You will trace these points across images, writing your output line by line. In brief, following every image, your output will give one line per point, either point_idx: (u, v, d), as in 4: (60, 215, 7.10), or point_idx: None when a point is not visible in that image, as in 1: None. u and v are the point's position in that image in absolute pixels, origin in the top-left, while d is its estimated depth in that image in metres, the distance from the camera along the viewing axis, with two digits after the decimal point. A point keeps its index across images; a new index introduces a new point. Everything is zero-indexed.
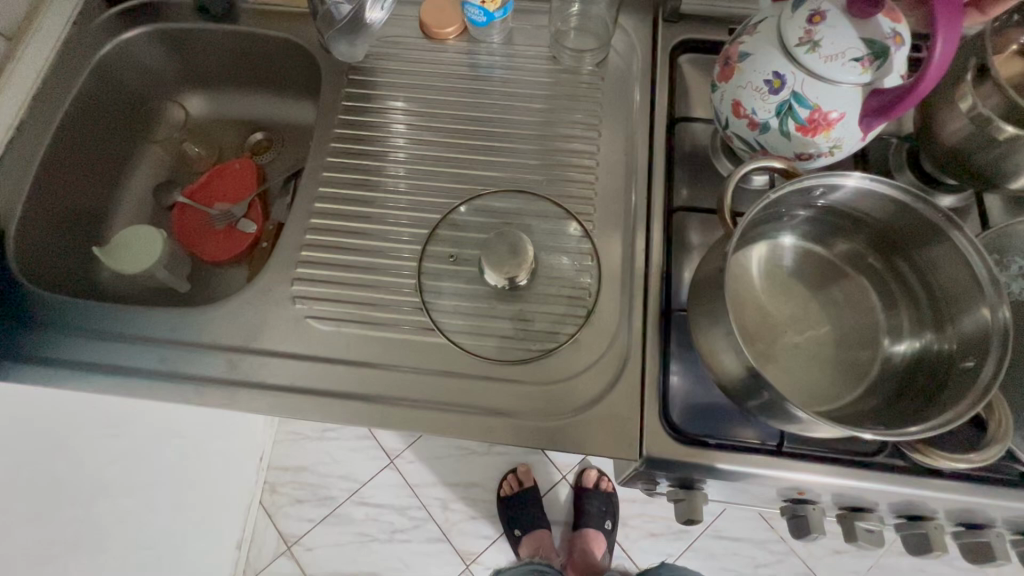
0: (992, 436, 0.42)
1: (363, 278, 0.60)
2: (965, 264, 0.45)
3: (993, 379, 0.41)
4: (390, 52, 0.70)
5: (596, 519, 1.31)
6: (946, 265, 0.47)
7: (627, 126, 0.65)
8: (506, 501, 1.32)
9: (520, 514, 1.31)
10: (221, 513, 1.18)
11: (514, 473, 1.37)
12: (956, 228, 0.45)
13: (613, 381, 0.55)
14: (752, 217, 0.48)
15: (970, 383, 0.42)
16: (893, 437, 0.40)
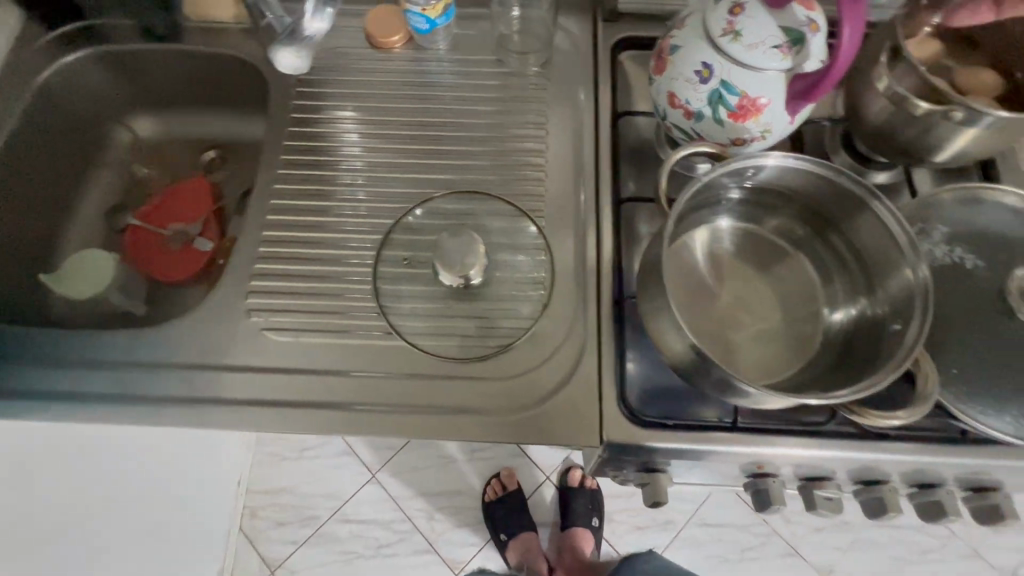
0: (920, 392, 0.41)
1: (319, 287, 0.60)
2: (887, 230, 0.48)
3: (919, 337, 0.43)
4: (338, 64, 0.71)
5: (583, 518, 1.30)
6: (870, 233, 0.49)
7: (574, 124, 0.67)
8: (492, 507, 1.32)
9: (506, 518, 1.31)
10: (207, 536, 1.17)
11: (498, 477, 1.37)
12: (876, 198, 0.48)
13: (572, 371, 0.56)
14: (687, 204, 0.50)
15: (899, 343, 0.44)
16: (831, 401, 0.42)
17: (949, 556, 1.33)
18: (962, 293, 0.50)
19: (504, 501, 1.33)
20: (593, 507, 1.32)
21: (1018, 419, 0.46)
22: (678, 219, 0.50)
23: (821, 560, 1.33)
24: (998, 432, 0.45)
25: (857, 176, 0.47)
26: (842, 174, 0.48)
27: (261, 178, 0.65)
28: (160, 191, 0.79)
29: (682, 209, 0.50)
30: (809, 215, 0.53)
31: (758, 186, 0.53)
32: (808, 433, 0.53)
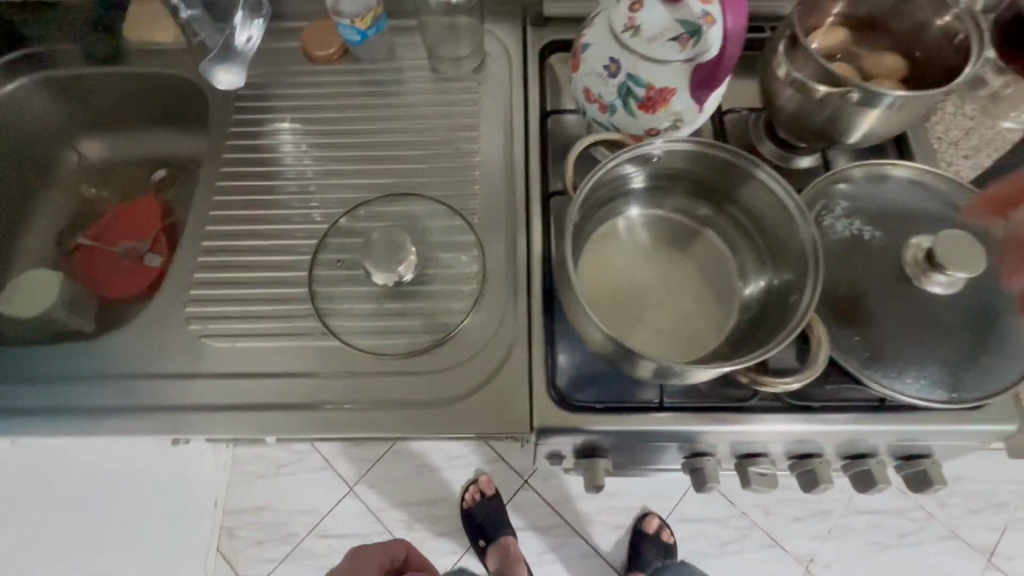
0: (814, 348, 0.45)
1: (257, 293, 0.61)
2: (776, 197, 0.50)
3: (811, 299, 0.45)
4: (278, 79, 0.73)
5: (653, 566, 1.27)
6: (763, 200, 0.51)
7: (506, 125, 0.69)
8: (470, 512, 1.33)
9: (485, 524, 1.31)
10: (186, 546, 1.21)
11: (476, 484, 1.36)
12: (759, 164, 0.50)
13: (502, 360, 0.57)
14: (593, 196, 0.51)
15: (795, 309, 0.46)
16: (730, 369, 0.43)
17: (928, 538, 1.33)
18: (866, 261, 0.53)
19: (483, 507, 1.32)
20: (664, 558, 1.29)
21: (919, 380, 0.48)
22: (585, 211, 0.52)
23: (801, 549, 1.33)
24: (902, 396, 0.48)
25: (737, 148, 0.48)
26: (736, 152, 0.50)
27: (202, 191, 0.67)
28: (109, 211, 0.80)
29: (588, 201, 0.51)
30: (712, 194, 0.55)
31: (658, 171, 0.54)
32: (733, 408, 0.55)
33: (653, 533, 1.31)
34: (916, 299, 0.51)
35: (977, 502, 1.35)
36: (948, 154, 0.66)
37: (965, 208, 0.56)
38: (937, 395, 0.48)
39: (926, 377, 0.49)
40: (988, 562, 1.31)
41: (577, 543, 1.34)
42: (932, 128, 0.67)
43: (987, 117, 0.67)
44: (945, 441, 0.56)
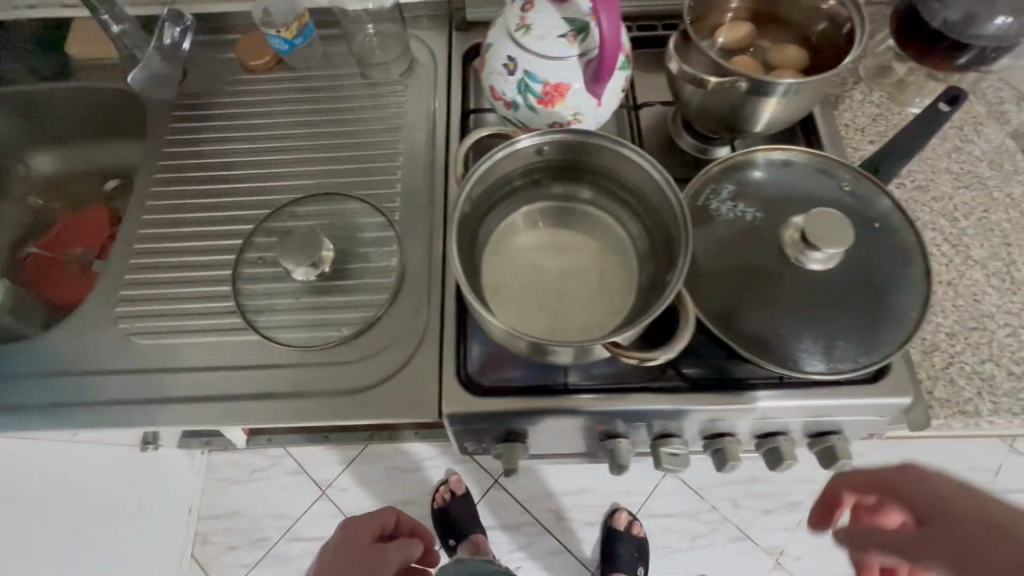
0: (683, 321, 0.47)
1: (186, 290, 0.64)
2: (650, 175, 0.53)
3: (682, 269, 0.47)
4: (216, 88, 0.76)
5: (629, 566, 1.25)
6: (640, 180, 0.54)
7: (429, 126, 0.72)
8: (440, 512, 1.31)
9: (458, 522, 1.30)
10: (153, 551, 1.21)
11: (447, 484, 1.35)
12: (629, 144, 0.53)
13: (415, 349, 0.60)
14: (482, 192, 0.54)
15: (669, 283, 0.48)
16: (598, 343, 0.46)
17: None
18: (751, 244, 0.57)
19: (458, 505, 1.31)
20: (638, 555, 1.28)
21: (799, 351, 0.52)
22: (475, 207, 0.54)
23: (770, 541, 1.32)
24: (784, 369, 0.51)
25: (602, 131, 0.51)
26: (611, 139, 0.52)
27: (136, 197, 0.70)
28: (61, 221, 0.83)
29: (477, 197, 0.54)
30: (599, 181, 0.58)
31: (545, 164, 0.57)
32: (636, 388, 0.57)
33: (624, 529, 1.30)
34: (795, 277, 0.55)
35: None
36: (854, 140, 0.68)
37: (845, 188, 0.59)
38: (817, 365, 0.51)
39: (806, 349, 0.52)
40: None
41: (547, 540, 1.34)
42: (839, 116, 0.69)
43: (892, 104, 0.69)
44: (846, 417, 0.58)
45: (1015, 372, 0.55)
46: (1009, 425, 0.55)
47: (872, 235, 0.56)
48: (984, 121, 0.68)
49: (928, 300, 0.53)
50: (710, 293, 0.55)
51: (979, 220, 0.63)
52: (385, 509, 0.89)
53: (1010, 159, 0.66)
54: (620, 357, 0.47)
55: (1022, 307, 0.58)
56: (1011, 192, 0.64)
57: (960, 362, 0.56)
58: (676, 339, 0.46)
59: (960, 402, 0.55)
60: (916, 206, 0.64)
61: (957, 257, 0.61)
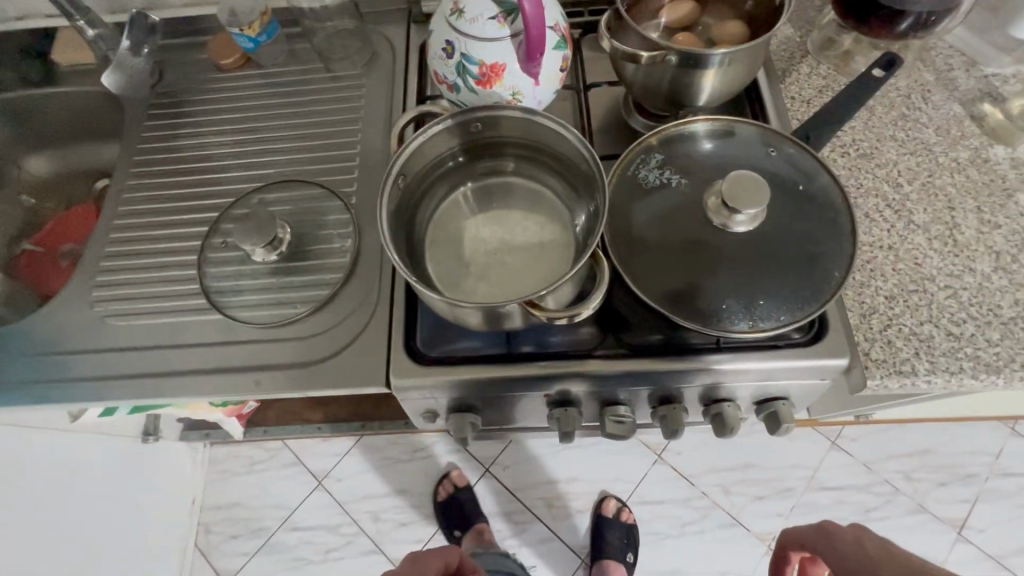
0: (602, 278, 0.50)
1: (158, 275, 0.68)
2: (571, 142, 0.55)
3: (600, 228, 0.49)
4: (189, 87, 0.81)
5: (617, 551, 1.25)
6: (564, 147, 0.57)
7: (387, 114, 0.75)
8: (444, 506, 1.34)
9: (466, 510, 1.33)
10: (153, 538, 1.23)
11: (449, 477, 1.38)
12: (541, 112, 0.55)
13: (367, 322, 0.63)
14: (416, 173, 0.58)
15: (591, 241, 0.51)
16: (520, 303, 0.48)
17: (896, 513, 1.29)
18: (680, 212, 0.58)
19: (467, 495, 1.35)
20: (628, 542, 1.27)
21: (722, 310, 0.53)
22: (410, 187, 0.58)
23: (764, 528, 1.30)
24: (706, 329, 0.53)
25: (513, 104, 0.54)
26: (534, 113, 0.55)
27: (115, 190, 0.74)
28: (54, 219, 0.89)
29: (410, 177, 0.57)
30: (531, 152, 0.60)
31: (476, 142, 0.60)
32: (577, 355, 0.58)
33: (612, 516, 1.30)
34: (720, 241, 0.56)
35: (944, 474, 1.31)
36: (799, 111, 0.68)
37: (775, 154, 0.60)
38: (739, 325, 0.53)
39: (730, 310, 0.53)
40: (960, 535, 1.26)
41: (537, 529, 1.34)
42: (785, 88, 0.70)
43: (839, 75, 0.70)
44: (789, 381, 0.59)
45: (954, 333, 0.56)
46: (948, 384, 0.55)
47: (798, 200, 0.57)
48: (932, 88, 0.68)
49: (853, 261, 0.54)
50: (637, 260, 0.57)
51: (924, 185, 0.63)
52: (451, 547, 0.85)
53: (957, 125, 0.66)
54: (536, 316, 0.50)
55: (962, 269, 0.58)
56: (958, 157, 0.64)
57: (898, 324, 0.56)
58: (594, 298, 0.49)
59: (897, 362, 0.55)
60: (861, 173, 0.64)
61: (899, 222, 0.61)
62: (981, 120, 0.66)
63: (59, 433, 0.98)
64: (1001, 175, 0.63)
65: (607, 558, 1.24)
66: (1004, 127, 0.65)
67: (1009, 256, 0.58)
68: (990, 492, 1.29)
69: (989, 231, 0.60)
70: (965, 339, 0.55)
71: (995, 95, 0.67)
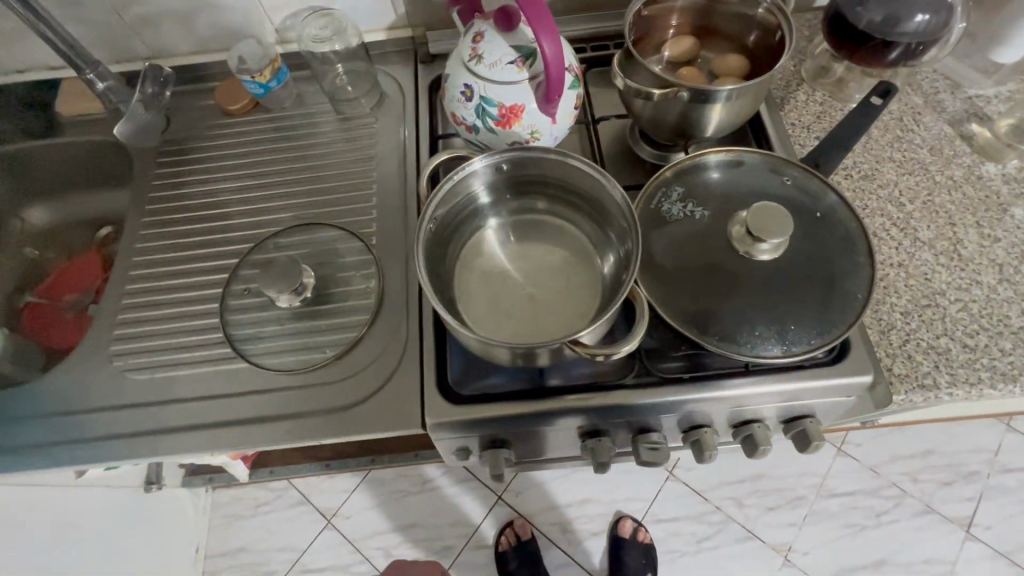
0: (638, 313, 0.50)
1: (175, 327, 0.67)
2: (599, 179, 0.57)
3: (636, 264, 0.51)
4: (198, 134, 0.81)
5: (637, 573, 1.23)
6: (591, 184, 0.58)
7: (400, 153, 0.76)
8: (503, 556, 1.28)
9: (521, 570, 1.25)
10: None
11: (511, 526, 1.33)
12: (572, 154, 0.56)
13: (397, 363, 0.63)
14: (445, 215, 0.58)
15: (626, 280, 0.52)
16: (560, 342, 0.49)
17: (904, 515, 1.30)
18: (704, 242, 0.60)
19: (516, 552, 1.28)
20: (645, 562, 1.25)
21: (755, 338, 0.54)
22: (440, 228, 0.58)
23: (777, 538, 1.30)
24: (740, 356, 0.54)
25: (545, 147, 0.55)
26: (561, 153, 0.56)
27: (128, 239, 0.74)
28: (56, 269, 0.87)
29: (440, 219, 0.57)
30: (554, 191, 0.61)
31: (503, 182, 0.61)
32: (608, 387, 0.59)
33: (629, 536, 1.29)
34: (745, 269, 0.57)
35: (946, 473, 1.34)
36: (801, 137, 0.71)
37: (787, 182, 0.62)
38: (772, 350, 0.54)
39: (762, 336, 0.54)
40: (968, 533, 1.28)
41: (553, 555, 1.32)
42: (785, 115, 0.73)
43: (835, 101, 0.73)
44: (815, 399, 0.60)
45: (969, 345, 0.58)
46: (968, 395, 0.57)
47: (816, 226, 0.59)
48: (922, 111, 0.72)
49: (872, 281, 0.56)
50: (668, 291, 0.58)
51: (925, 204, 0.66)
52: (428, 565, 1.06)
53: (949, 145, 0.69)
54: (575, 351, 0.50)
55: (970, 282, 0.61)
56: (953, 175, 0.67)
57: (916, 339, 0.59)
58: (634, 332, 0.49)
59: (918, 376, 0.57)
60: (864, 195, 0.67)
61: (906, 240, 0.64)
62: (971, 139, 0.70)
63: (61, 491, 0.96)
64: (995, 191, 0.66)
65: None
66: (993, 145, 0.69)
67: (1011, 267, 0.62)
68: (992, 489, 1.32)
69: (990, 245, 0.63)
70: (980, 350, 0.58)
71: (981, 115, 0.71)
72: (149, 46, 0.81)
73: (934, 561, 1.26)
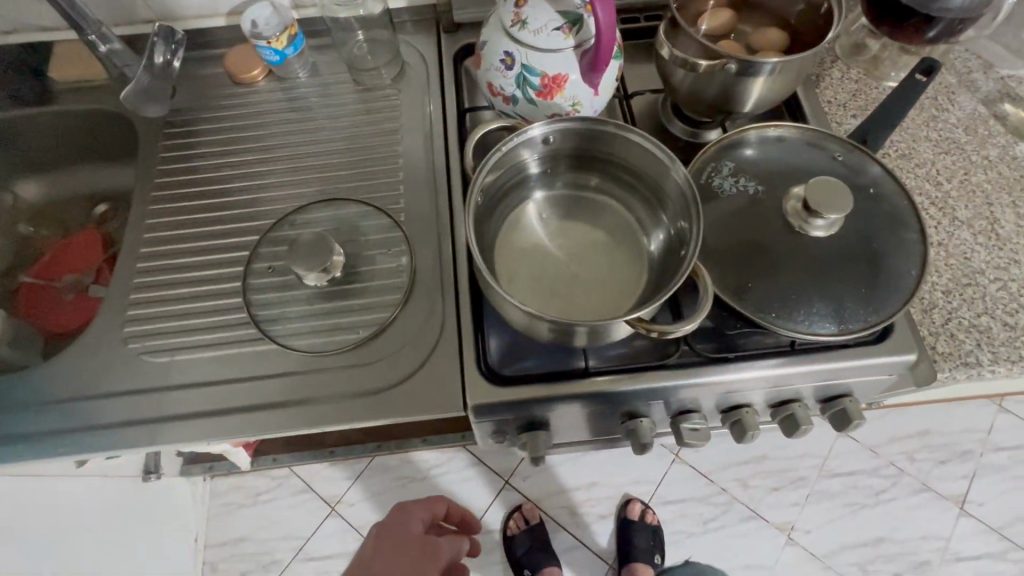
0: (702, 292, 0.48)
1: (194, 307, 0.64)
2: (653, 153, 0.55)
3: (697, 242, 0.49)
4: (206, 105, 0.76)
5: (646, 554, 1.24)
6: (644, 160, 0.56)
7: (426, 128, 0.73)
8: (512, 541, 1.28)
9: (531, 553, 1.25)
10: None
11: (520, 510, 1.33)
12: (626, 128, 0.54)
13: (433, 345, 0.61)
14: (490, 188, 0.55)
15: (685, 258, 0.50)
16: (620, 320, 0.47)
17: (902, 494, 1.33)
18: (754, 219, 0.58)
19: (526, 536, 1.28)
20: (654, 543, 1.27)
21: (810, 316, 0.54)
22: (485, 201, 0.55)
23: (781, 518, 1.32)
24: (797, 334, 0.53)
25: (600, 119, 0.53)
26: (614, 125, 0.54)
27: (135, 215, 0.69)
28: (52, 248, 0.82)
29: (486, 192, 0.55)
30: (600, 166, 0.59)
31: (548, 156, 0.58)
32: (654, 367, 0.58)
33: (638, 518, 1.30)
34: (799, 246, 0.56)
35: (942, 453, 1.36)
36: (838, 115, 0.70)
37: (838, 159, 0.61)
38: (827, 328, 0.53)
39: (817, 314, 0.54)
40: (963, 510, 1.31)
41: (561, 538, 1.32)
42: (821, 93, 0.72)
43: (870, 80, 0.73)
44: (859, 379, 0.60)
45: (1009, 323, 0.58)
46: (1009, 372, 0.57)
47: (867, 203, 0.58)
48: (956, 90, 0.72)
49: (926, 258, 0.55)
50: (721, 268, 0.56)
51: (962, 183, 0.66)
52: (433, 501, 0.91)
53: (983, 124, 0.69)
54: (635, 329, 0.48)
55: (1009, 261, 0.61)
56: (988, 154, 0.67)
57: (958, 317, 0.59)
58: (696, 311, 0.47)
59: (962, 354, 0.57)
60: (903, 173, 0.67)
61: (945, 220, 0.64)
62: (1004, 119, 0.69)
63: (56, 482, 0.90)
64: None
65: (636, 561, 1.24)
66: None
67: None
68: (985, 467, 1.34)
69: None
70: (1020, 328, 0.58)
71: (1013, 95, 0.71)
72: (152, 8, 0.76)
73: (931, 537, 1.29)
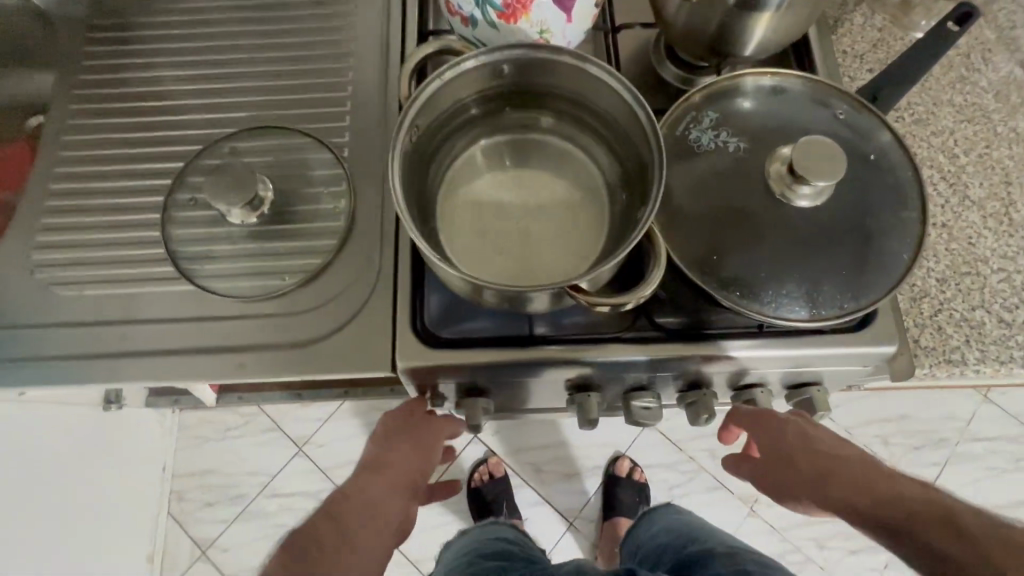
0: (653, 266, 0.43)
1: (107, 236, 0.58)
2: (619, 94, 0.47)
3: (654, 203, 0.42)
4: (140, 8, 0.67)
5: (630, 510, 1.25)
6: (610, 101, 0.48)
7: (383, 51, 0.64)
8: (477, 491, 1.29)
9: (493, 506, 1.27)
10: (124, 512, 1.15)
11: (486, 464, 1.32)
12: (589, 60, 0.46)
13: (365, 297, 0.56)
14: (428, 125, 0.48)
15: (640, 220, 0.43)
16: (558, 286, 0.41)
17: None
18: (732, 182, 0.51)
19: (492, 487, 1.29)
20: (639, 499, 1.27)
21: (780, 297, 0.48)
22: (423, 140, 0.48)
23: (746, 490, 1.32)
24: (763, 316, 0.47)
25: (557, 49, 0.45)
26: (575, 57, 0.46)
27: (52, 132, 0.62)
28: None
29: (422, 129, 0.48)
30: (562, 105, 0.51)
31: (502, 90, 0.50)
32: (604, 340, 0.52)
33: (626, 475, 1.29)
34: (779, 216, 0.49)
35: (919, 438, 1.33)
36: (851, 68, 0.62)
37: (839, 118, 0.53)
38: (797, 313, 0.47)
39: (789, 296, 0.48)
40: None
41: (524, 493, 1.32)
42: (837, 41, 0.62)
43: (896, 28, 0.63)
44: (831, 368, 0.54)
45: (1005, 320, 0.53)
46: (995, 373, 0.52)
47: (866, 172, 0.51)
48: (993, 48, 0.62)
49: (923, 241, 0.48)
50: (686, 235, 0.50)
51: (981, 156, 0.58)
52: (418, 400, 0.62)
53: (1017, 91, 0.60)
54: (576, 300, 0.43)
55: (1018, 250, 0.55)
56: (1017, 126, 0.59)
57: (949, 309, 0.53)
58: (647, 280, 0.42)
59: (946, 350, 0.52)
60: (915, 141, 0.58)
61: (954, 197, 0.57)
62: None
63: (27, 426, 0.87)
64: None
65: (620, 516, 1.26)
66: None
67: None
68: (961, 456, 1.31)
69: None
70: (1017, 326, 0.52)
71: None
72: None
73: None
